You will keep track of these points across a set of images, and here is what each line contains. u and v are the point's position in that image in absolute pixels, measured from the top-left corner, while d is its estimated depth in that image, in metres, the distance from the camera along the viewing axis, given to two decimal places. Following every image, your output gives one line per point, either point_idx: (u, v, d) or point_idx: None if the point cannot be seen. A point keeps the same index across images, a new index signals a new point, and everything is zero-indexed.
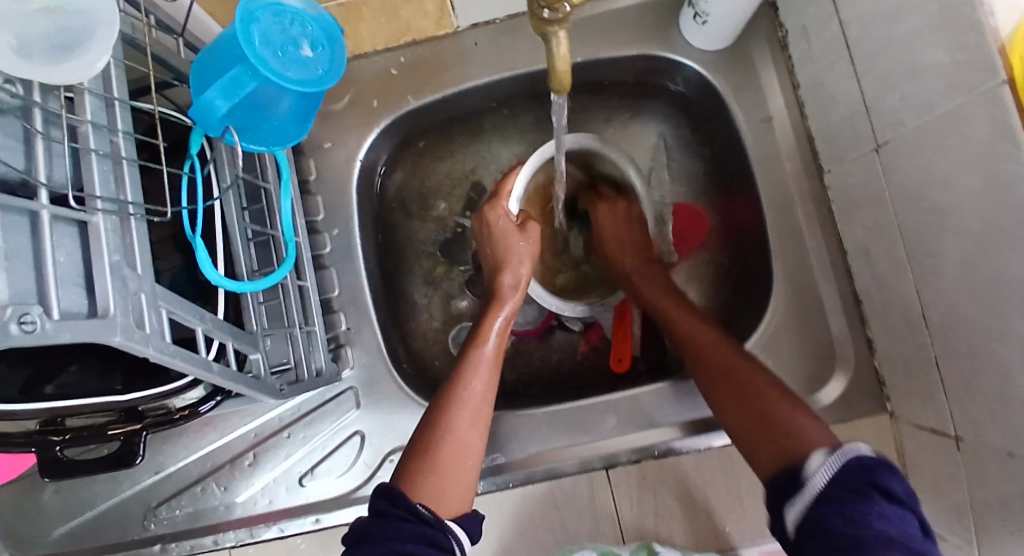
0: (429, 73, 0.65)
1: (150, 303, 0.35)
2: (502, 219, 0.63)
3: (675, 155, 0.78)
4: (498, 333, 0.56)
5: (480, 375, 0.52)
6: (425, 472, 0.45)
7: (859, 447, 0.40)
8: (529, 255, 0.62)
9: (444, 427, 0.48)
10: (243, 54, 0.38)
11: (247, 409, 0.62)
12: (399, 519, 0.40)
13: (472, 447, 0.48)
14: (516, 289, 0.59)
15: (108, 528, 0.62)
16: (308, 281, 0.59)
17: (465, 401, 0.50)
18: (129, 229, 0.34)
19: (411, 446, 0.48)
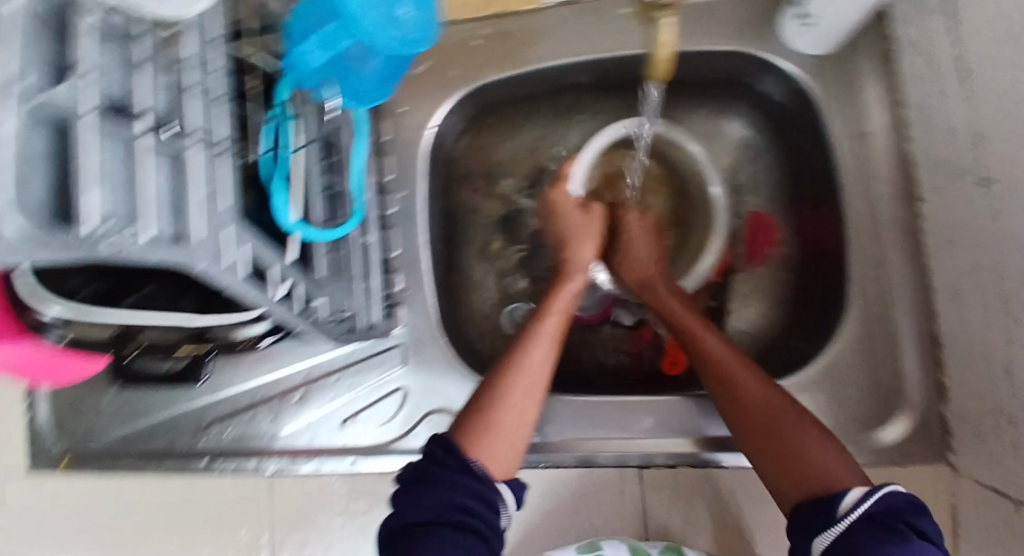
0: (507, 48, 0.64)
1: (239, 235, 0.38)
2: (565, 200, 0.65)
3: (761, 162, 0.71)
4: (560, 310, 0.58)
5: (539, 350, 0.54)
6: (481, 434, 0.48)
7: (895, 488, 0.40)
8: (595, 235, 0.64)
9: (502, 393, 0.51)
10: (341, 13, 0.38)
11: (303, 349, 0.66)
12: (456, 471, 0.45)
13: (527, 415, 0.51)
14: (581, 271, 0.60)
15: (161, 435, 0.67)
16: (373, 239, 0.61)
17: (526, 369, 0.52)
18: (220, 163, 0.37)
19: (468, 406, 0.51)
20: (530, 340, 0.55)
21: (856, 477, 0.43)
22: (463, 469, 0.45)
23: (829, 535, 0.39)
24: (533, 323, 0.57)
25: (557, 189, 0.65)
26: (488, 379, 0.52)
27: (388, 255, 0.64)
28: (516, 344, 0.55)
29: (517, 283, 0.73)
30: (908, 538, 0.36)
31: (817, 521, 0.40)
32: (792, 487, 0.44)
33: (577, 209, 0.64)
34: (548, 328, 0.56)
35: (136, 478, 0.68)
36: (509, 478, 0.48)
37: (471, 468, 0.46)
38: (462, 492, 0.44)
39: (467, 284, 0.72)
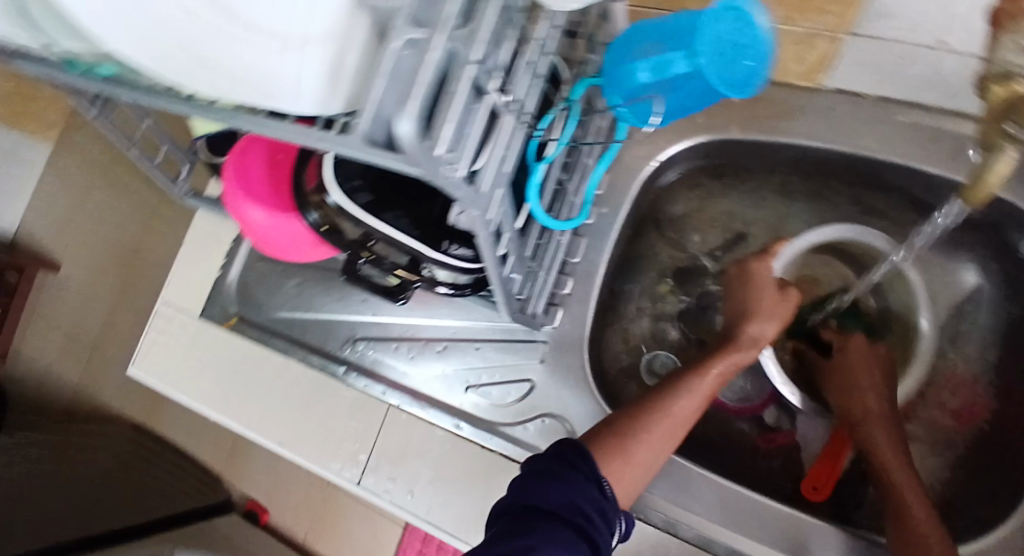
0: (764, 115, 0.61)
1: (499, 195, 0.42)
2: (766, 270, 0.59)
3: (979, 317, 0.66)
4: (723, 371, 0.55)
5: (687, 403, 0.52)
6: (612, 453, 0.49)
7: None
8: (781, 319, 0.58)
9: (644, 428, 0.50)
10: (690, 37, 0.37)
11: (461, 309, 0.72)
12: (586, 479, 0.45)
13: (655, 458, 0.50)
14: (756, 344, 0.56)
15: (317, 331, 0.75)
16: (564, 240, 0.64)
17: (672, 415, 0.51)
18: (516, 131, 0.42)
19: (605, 425, 0.52)
20: (680, 391, 0.52)
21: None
22: (591, 478, 0.45)
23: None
24: (688, 374, 0.54)
25: (757, 260, 0.60)
26: (633, 410, 0.52)
27: (568, 258, 0.68)
28: (667, 387, 0.54)
29: (669, 331, 0.75)
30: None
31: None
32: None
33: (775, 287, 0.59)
34: (705, 386, 0.53)
35: (279, 359, 0.75)
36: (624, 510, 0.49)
37: (601, 484, 0.46)
38: (585, 496, 0.44)
39: (623, 314, 0.74)
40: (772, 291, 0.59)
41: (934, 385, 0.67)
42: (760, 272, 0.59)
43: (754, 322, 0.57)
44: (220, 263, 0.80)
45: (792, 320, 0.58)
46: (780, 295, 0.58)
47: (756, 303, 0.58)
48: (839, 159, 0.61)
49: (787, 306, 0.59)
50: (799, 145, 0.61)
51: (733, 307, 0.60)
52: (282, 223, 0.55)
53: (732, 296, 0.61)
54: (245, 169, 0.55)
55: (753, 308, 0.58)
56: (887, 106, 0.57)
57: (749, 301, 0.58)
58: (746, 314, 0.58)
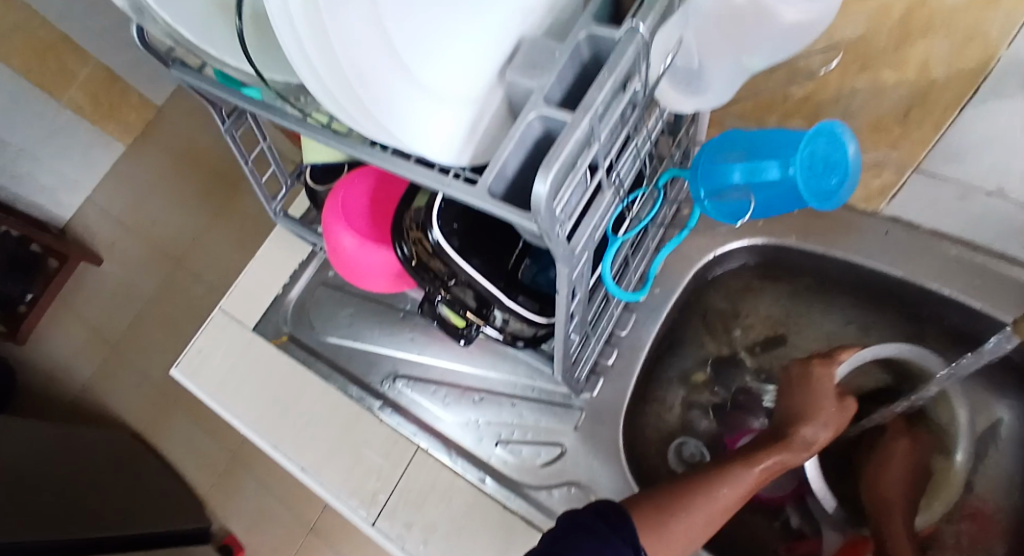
0: (825, 230, 0.67)
1: (585, 259, 0.45)
2: (829, 380, 0.61)
3: (1014, 454, 0.66)
4: (766, 469, 0.56)
5: (731, 492, 0.53)
6: (653, 528, 0.49)
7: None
8: (835, 427, 0.59)
9: (686, 507, 0.51)
10: (787, 150, 0.42)
11: (502, 362, 0.73)
12: (622, 541, 0.44)
13: (692, 540, 0.50)
14: (808, 448, 0.57)
15: (360, 362, 0.78)
16: (616, 313, 0.67)
17: (714, 501, 0.52)
18: (611, 200, 0.45)
19: (647, 498, 0.52)
20: (727, 478, 0.54)
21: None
22: (627, 541, 0.45)
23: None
24: (737, 464, 0.55)
25: (821, 365, 0.62)
26: (679, 488, 0.53)
27: (616, 329, 0.71)
28: (715, 471, 0.55)
29: (701, 422, 0.75)
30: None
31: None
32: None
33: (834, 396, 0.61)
34: (748, 477, 0.54)
35: (318, 383, 0.77)
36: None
37: (637, 550, 0.45)
38: None
39: (659, 396, 0.77)
40: (831, 400, 0.60)
41: (962, 517, 0.65)
42: (820, 377, 0.61)
43: (808, 425, 0.58)
44: (280, 282, 0.85)
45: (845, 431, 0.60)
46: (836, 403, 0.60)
47: (814, 406, 0.59)
48: (887, 280, 0.65)
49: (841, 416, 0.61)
50: (854, 262, 0.66)
51: (788, 410, 0.61)
52: (368, 252, 0.60)
53: (790, 396, 0.63)
54: (347, 202, 0.61)
55: (808, 413, 0.59)
56: (938, 242, 0.63)
57: (806, 405, 0.60)
58: (803, 416, 0.59)
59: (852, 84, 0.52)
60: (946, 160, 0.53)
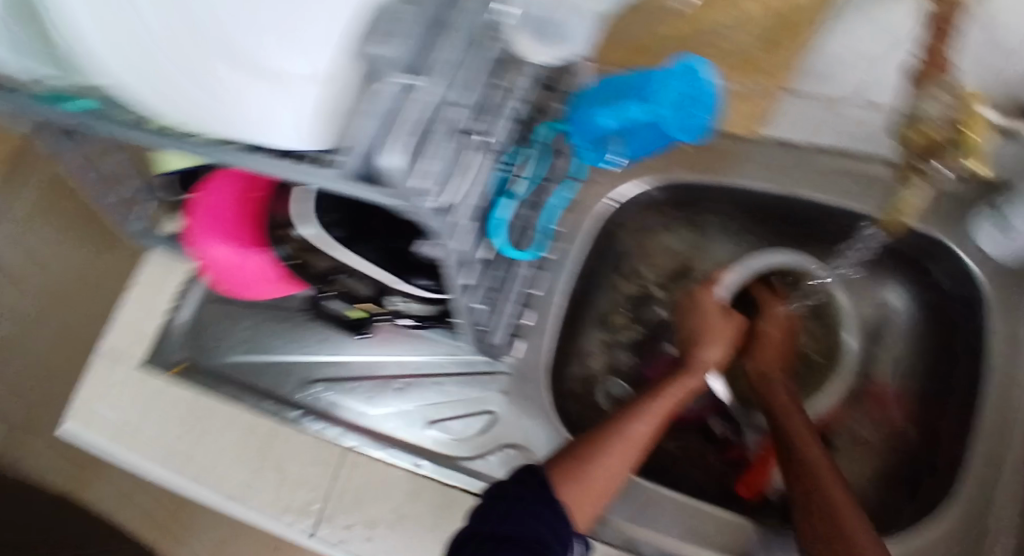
0: (711, 158, 0.68)
1: (470, 226, 0.45)
2: (711, 302, 0.66)
3: (905, 336, 0.70)
4: (674, 394, 0.59)
5: (647, 424, 0.56)
6: (576, 477, 0.51)
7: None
8: (726, 339, 0.64)
9: (603, 449, 0.53)
10: (640, 96, 0.52)
11: (420, 344, 0.72)
12: (544, 504, 0.48)
13: (616, 479, 0.52)
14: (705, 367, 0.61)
15: (267, 376, 0.74)
16: (524, 273, 0.67)
17: (628, 436, 0.54)
18: (485, 163, 0.43)
19: (567, 450, 0.54)
20: (641, 413, 0.56)
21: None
22: (548, 503, 0.48)
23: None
24: (646, 396, 0.59)
25: (705, 291, 0.67)
26: (594, 434, 0.55)
27: (533, 291, 0.70)
28: (626, 409, 0.57)
29: (623, 358, 0.78)
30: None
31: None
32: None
33: (720, 314, 0.64)
34: (656, 406, 0.57)
35: (225, 405, 0.72)
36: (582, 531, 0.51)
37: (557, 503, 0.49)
38: (544, 524, 0.46)
39: (583, 345, 0.77)
40: (717, 318, 0.65)
41: (863, 402, 0.71)
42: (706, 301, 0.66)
43: (703, 346, 0.62)
44: (166, 308, 0.77)
45: (737, 334, 0.64)
46: (723, 318, 0.64)
47: (704, 326, 0.63)
48: (770, 198, 0.68)
49: (729, 325, 0.65)
50: (738, 186, 0.68)
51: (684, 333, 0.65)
52: (244, 260, 0.56)
53: (684, 323, 0.67)
54: (212, 211, 0.55)
55: (701, 333, 0.63)
56: (813, 154, 0.65)
57: (697, 325, 0.64)
58: (696, 338, 0.63)
59: (716, 21, 0.52)
60: (816, 80, 0.56)
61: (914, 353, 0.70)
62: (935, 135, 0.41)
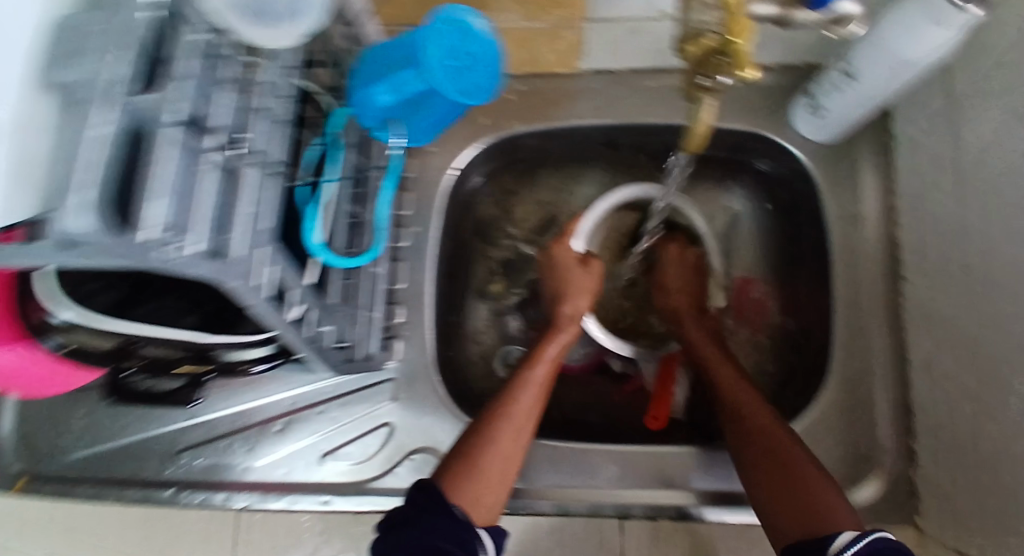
0: (541, 103, 0.66)
1: (270, 255, 0.38)
2: (566, 255, 0.68)
3: (750, 231, 0.77)
4: (551, 358, 0.61)
5: (527, 396, 0.57)
6: (466, 474, 0.51)
7: (883, 534, 0.41)
8: (591, 291, 0.66)
9: (488, 439, 0.54)
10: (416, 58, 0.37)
11: (287, 378, 0.64)
12: (437, 516, 0.47)
13: (510, 462, 0.54)
14: (573, 321, 0.64)
15: (127, 461, 0.64)
16: (382, 270, 0.61)
17: (512, 415, 0.55)
18: (268, 183, 0.38)
19: (454, 448, 0.54)
20: (520, 387, 0.58)
21: (852, 520, 0.45)
22: (442, 512, 0.48)
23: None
24: (525, 369, 0.60)
25: (560, 246, 0.69)
26: (479, 425, 0.55)
27: (394, 286, 0.64)
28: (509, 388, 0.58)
29: (512, 324, 0.76)
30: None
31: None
32: (797, 526, 0.46)
33: (577, 263, 0.68)
34: (537, 376, 0.59)
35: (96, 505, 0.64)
36: (489, 525, 0.51)
37: (450, 509, 0.49)
38: (441, 536, 0.46)
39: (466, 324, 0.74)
40: (575, 268, 0.67)
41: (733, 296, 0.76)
42: (563, 256, 0.68)
43: (568, 301, 0.65)
44: None
45: (600, 289, 0.67)
46: (583, 269, 0.67)
47: (564, 281, 0.66)
48: (608, 131, 0.67)
49: (593, 277, 0.67)
50: (573, 127, 0.66)
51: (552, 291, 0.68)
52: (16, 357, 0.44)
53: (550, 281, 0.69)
54: None
55: (566, 289, 0.66)
56: (638, 77, 0.66)
57: (561, 283, 0.67)
58: (560, 295, 0.66)
59: None
60: None
61: (763, 244, 0.76)
62: (710, 45, 0.33)
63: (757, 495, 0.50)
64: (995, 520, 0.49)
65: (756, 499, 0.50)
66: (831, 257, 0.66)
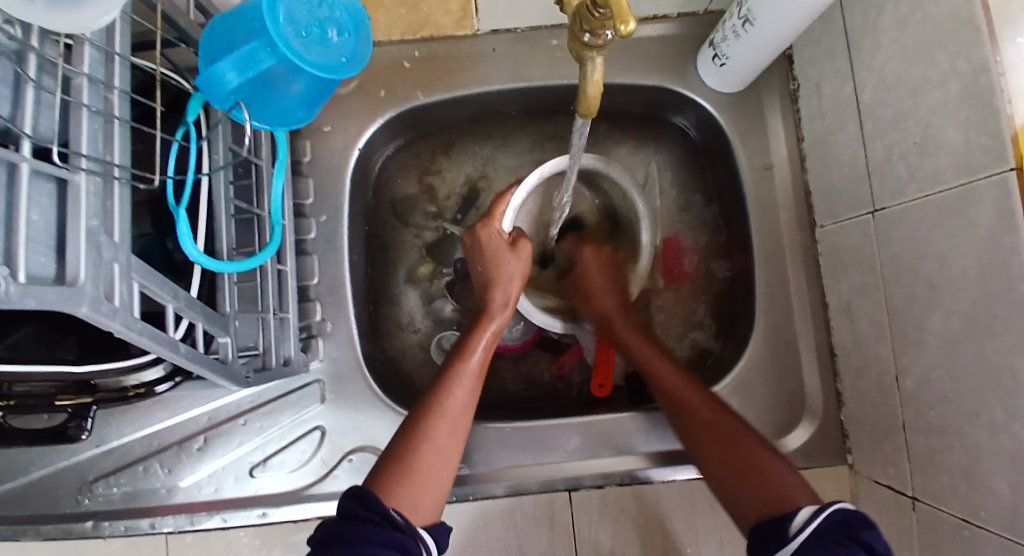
0: (444, 69, 0.65)
1: (123, 273, 0.34)
2: (495, 238, 0.63)
3: (668, 187, 0.78)
4: (484, 348, 0.58)
5: (460, 391, 0.53)
6: (401, 480, 0.47)
7: (841, 505, 0.42)
8: (522, 274, 0.63)
9: (421, 439, 0.50)
10: (265, 28, 0.33)
11: (203, 392, 0.60)
12: (370, 522, 0.42)
13: (447, 461, 0.50)
14: (505, 307, 0.61)
15: (37, 496, 0.59)
16: (289, 267, 0.59)
17: (446, 411, 0.52)
18: (111, 191, 0.34)
19: (385, 454, 0.50)
20: (452, 382, 0.54)
21: (809, 492, 0.46)
22: (378, 519, 0.42)
23: (785, 555, 0.41)
24: (456, 361, 0.56)
25: (485, 228, 0.63)
26: (408, 427, 0.51)
27: (304, 283, 0.63)
28: (440, 384, 0.54)
29: (445, 308, 0.74)
30: (854, 553, 0.38)
31: (778, 540, 0.43)
32: (759, 506, 0.47)
33: (505, 245, 0.63)
34: (469, 368, 0.55)
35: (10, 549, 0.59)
36: (431, 525, 0.47)
37: (388, 516, 0.43)
38: (381, 542, 0.41)
39: (395, 309, 0.73)
40: (505, 250, 0.63)
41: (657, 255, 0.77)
42: (489, 240, 0.63)
43: (498, 290, 0.62)
44: None
45: (532, 271, 0.64)
46: (511, 252, 0.63)
47: (494, 267, 0.62)
48: (518, 94, 0.67)
49: (523, 260, 0.64)
50: (484, 92, 0.66)
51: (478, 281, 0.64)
52: None
53: (475, 268, 0.65)
54: None
55: (495, 276, 0.62)
56: (539, 35, 0.65)
57: (490, 270, 0.62)
58: (490, 283, 0.62)
59: None
60: None
61: (681, 201, 0.78)
62: None
63: (718, 482, 0.51)
64: (912, 446, 0.52)
65: (718, 488, 0.51)
66: (749, 208, 0.67)
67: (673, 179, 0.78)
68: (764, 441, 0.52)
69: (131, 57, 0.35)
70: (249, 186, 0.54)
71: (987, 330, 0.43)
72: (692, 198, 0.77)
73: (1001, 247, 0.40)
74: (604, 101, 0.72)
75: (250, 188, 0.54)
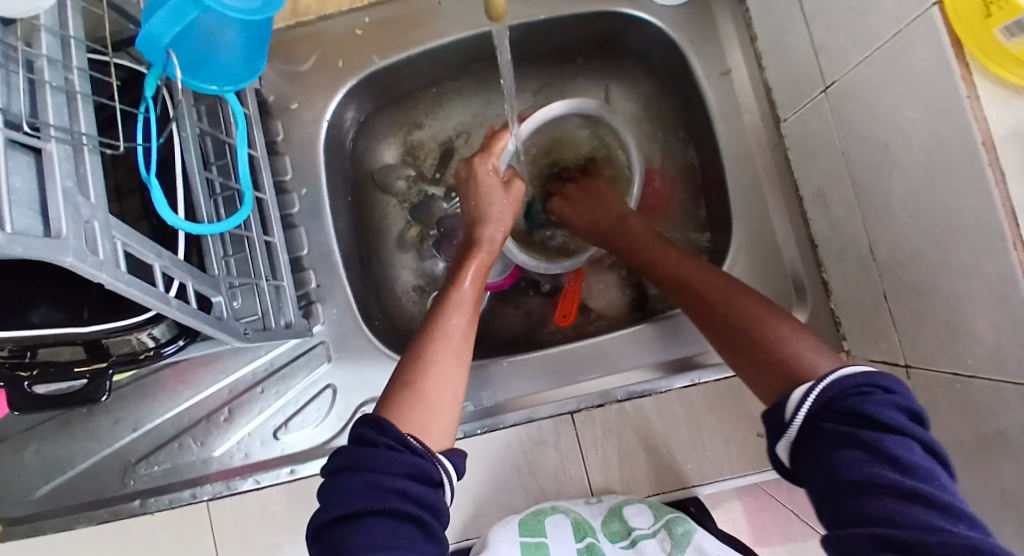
0: (397, 31, 0.68)
1: (104, 231, 0.37)
2: (486, 174, 0.66)
3: (635, 115, 0.79)
4: (474, 279, 0.61)
5: (459, 318, 0.57)
6: (413, 404, 0.49)
7: (843, 375, 0.39)
8: (512, 213, 0.66)
9: (427, 363, 0.52)
10: None
11: (222, 366, 0.65)
12: (389, 449, 0.44)
13: (451, 383, 0.52)
14: (493, 244, 0.63)
15: (87, 483, 0.64)
16: (277, 238, 0.62)
17: (448, 335, 0.55)
18: (82, 159, 0.37)
19: (394, 381, 0.52)
20: (450, 309, 0.57)
21: (828, 362, 0.43)
22: (393, 447, 0.44)
23: (788, 439, 0.40)
24: (450, 290, 0.59)
25: (480, 163, 0.66)
26: (416, 351, 0.54)
27: (296, 254, 0.66)
28: (439, 311, 0.57)
29: (436, 266, 0.76)
30: (860, 435, 0.36)
31: (776, 426, 0.41)
32: (773, 380, 0.44)
33: (497, 183, 0.66)
34: (464, 297, 0.58)
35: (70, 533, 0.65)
36: (446, 450, 0.49)
37: (406, 443, 0.45)
38: (394, 478, 0.43)
39: (389, 274, 0.76)
40: (496, 187, 0.66)
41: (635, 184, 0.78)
42: (484, 175, 0.66)
43: (487, 225, 0.64)
44: None
45: (521, 210, 0.68)
46: (501, 192, 0.66)
47: (484, 207, 0.65)
48: (473, 43, 0.70)
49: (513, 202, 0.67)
50: (439, 46, 0.69)
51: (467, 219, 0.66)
52: None
53: (465, 204, 0.67)
54: None
55: (484, 213, 0.65)
56: None
57: (480, 206, 0.65)
58: (480, 220, 0.64)
59: None
60: None
61: (651, 127, 0.79)
62: None
63: (733, 366, 0.49)
64: (897, 313, 0.52)
65: (734, 366, 0.49)
66: (712, 116, 0.68)
67: (639, 107, 0.79)
68: (772, 306, 0.49)
69: (84, 38, 0.40)
70: (227, 164, 0.59)
71: (940, 173, 0.43)
72: (662, 122, 0.78)
73: (939, 87, 0.41)
74: (558, 38, 0.73)
75: (228, 165, 0.58)
